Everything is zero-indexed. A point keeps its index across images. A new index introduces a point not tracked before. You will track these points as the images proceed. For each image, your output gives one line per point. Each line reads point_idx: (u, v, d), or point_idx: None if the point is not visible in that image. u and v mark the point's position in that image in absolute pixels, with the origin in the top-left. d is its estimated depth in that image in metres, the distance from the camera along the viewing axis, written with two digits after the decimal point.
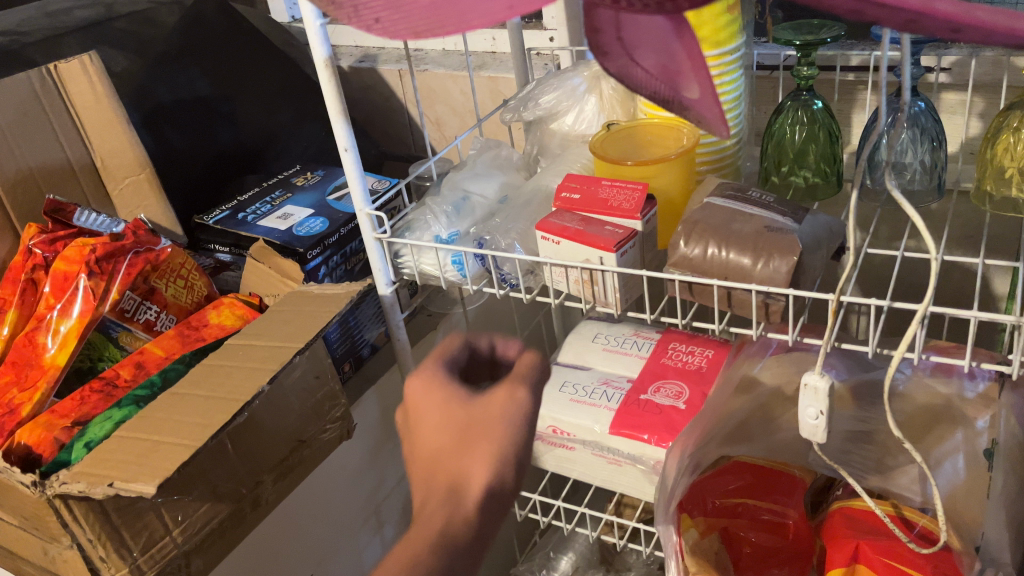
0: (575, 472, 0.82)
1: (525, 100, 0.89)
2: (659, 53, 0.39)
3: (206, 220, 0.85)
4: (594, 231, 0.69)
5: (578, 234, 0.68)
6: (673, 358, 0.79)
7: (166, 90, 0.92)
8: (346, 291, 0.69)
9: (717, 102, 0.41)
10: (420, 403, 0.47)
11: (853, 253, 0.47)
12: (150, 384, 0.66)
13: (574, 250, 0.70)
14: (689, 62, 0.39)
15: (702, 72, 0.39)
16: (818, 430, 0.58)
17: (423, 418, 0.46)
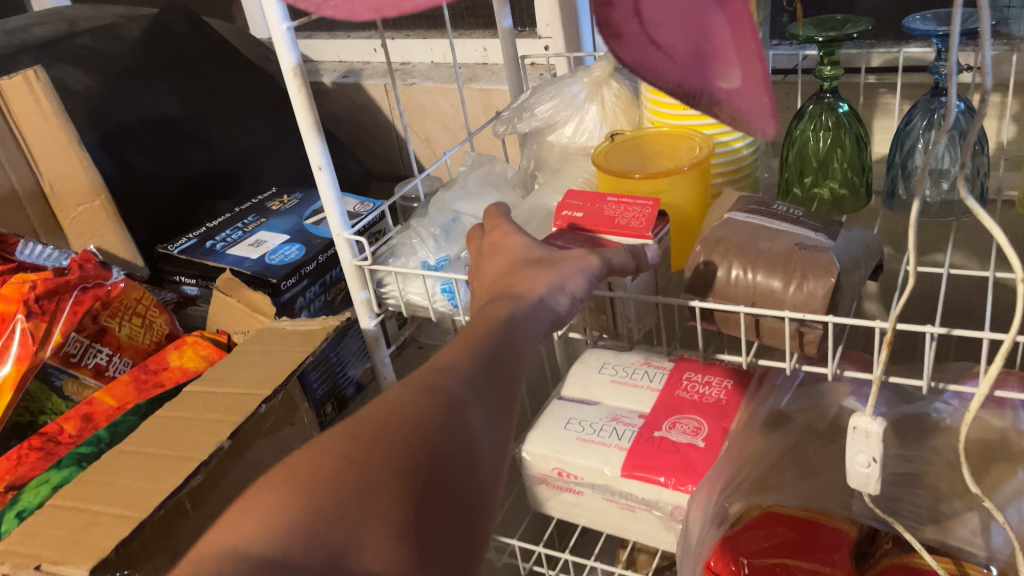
0: (585, 519, 0.72)
1: (520, 110, 0.81)
2: (689, 34, 0.32)
3: (171, 250, 0.77)
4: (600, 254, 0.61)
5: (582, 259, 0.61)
6: (688, 390, 0.69)
7: (131, 110, 0.83)
8: (320, 326, 0.61)
9: (767, 94, 0.32)
10: (499, 242, 0.56)
11: (912, 270, 0.42)
12: (95, 440, 0.58)
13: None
14: (728, 43, 0.32)
15: (746, 58, 0.32)
16: (870, 481, 0.51)
17: (494, 261, 0.55)
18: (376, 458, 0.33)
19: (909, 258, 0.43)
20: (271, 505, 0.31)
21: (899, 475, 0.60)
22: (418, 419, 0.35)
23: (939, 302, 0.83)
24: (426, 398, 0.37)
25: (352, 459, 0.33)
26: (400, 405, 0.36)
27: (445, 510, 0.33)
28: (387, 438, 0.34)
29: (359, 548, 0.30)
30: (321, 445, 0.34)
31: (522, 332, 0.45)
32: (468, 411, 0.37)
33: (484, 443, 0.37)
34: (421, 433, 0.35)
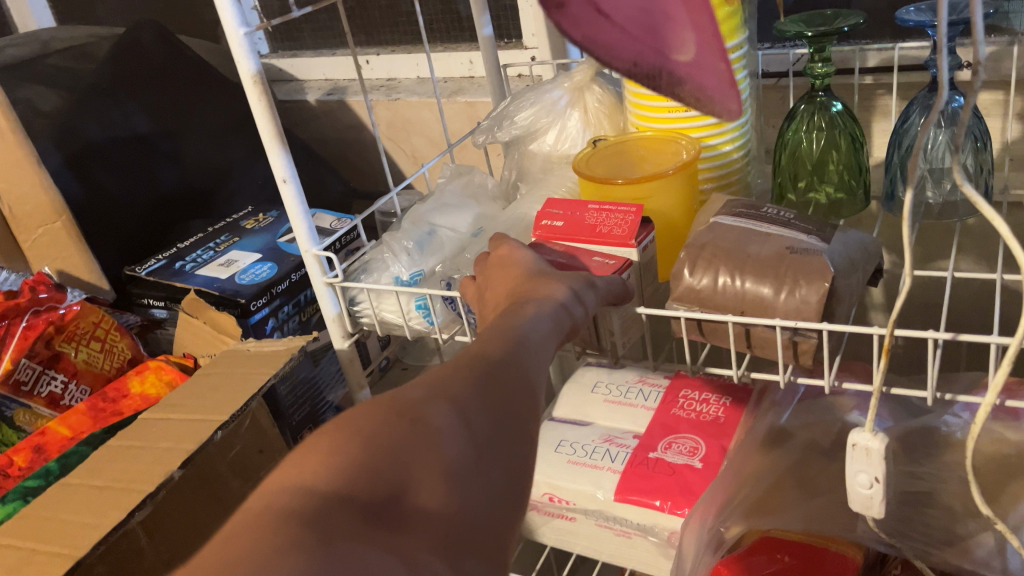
0: (579, 547, 0.69)
1: (500, 118, 0.78)
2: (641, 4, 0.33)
3: (138, 271, 0.74)
4: (580, 263, 0.57)
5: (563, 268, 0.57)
6: (686, 408, 0.65)
7: (97, 127, 0.81)
8: (285, 347, 0.58)
9: (720, 63, 0.35)
10: (504, 254, 0.54)
11: (912, 268, 0.38)
12: (44, 473, 0.54)
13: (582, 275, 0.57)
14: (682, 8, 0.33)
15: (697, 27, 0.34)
16: (873, 503, 0.46)
17: (499, 276, 0.52)
18: (425, 411, 0.31)
19: (907, 259, 0.39)
20: (326, 449, 0.29)
21: (908, 494, 0.56)
22: (462, 383, 0.33)
23: (946, 309, 0.79)
24: (463, 368, 0.35)
25: (404, 411, 0.31)
26: (442, 377, 0.34)
27: (492, 466, 0.31)
28: (439, 393, 0.32)
29: (413, 489, 0.29)
30: (366, 404, 0.32)
31: (542, 321, 0.43)
32: (510, 379, 0.35)
33: (528, 410, 0.35)
34: (470, 395, 0.33)
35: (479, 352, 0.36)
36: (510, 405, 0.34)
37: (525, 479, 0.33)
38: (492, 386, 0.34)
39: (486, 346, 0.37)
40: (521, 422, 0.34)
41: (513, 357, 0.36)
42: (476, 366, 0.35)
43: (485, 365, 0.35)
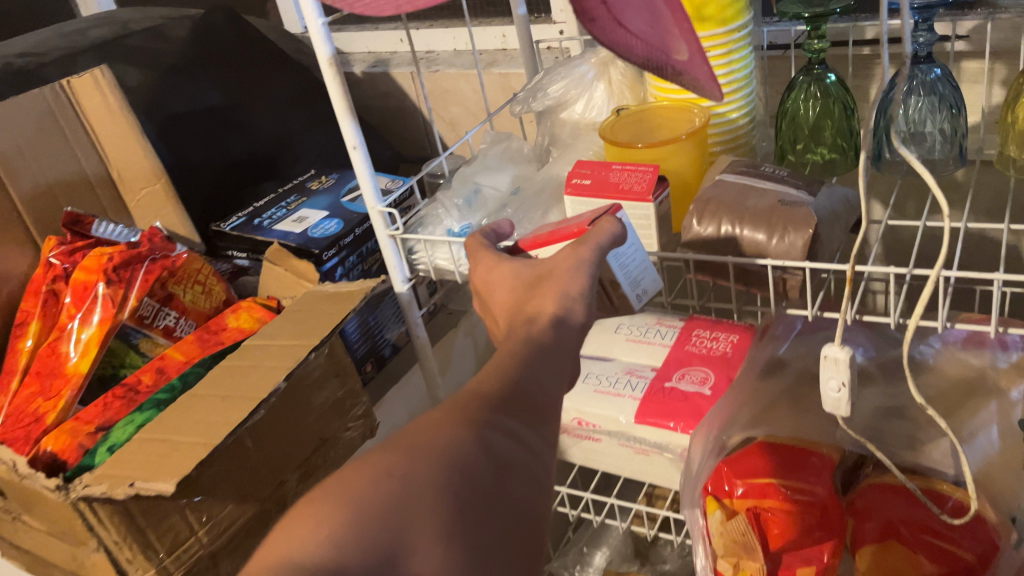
0: (604, 464, 0.81)
1: (534, 91, 0.88)
2: (642, 14, 0.42)
3: (223, 227, 0.86)
4: (567, 225, 0.62)
5: (550, 235, 0.62)
6: (698, 345, 0.76)
7: (179, 100, 0.92)
8: (360, 288, 0.70)
9: (702, 63, 0.46)
10: (494, 277, 0.52)
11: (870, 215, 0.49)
12: (171, 388, 0.67)
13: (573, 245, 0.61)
14: (671, 17, 0.44)
15: (683, 34, 0.45)
16: (841, 403, 0.56)
17: (499, 291, 0.51)
18: (426, 470, 0.31)
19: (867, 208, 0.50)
20: (321, 516, 0.29)
21: (882, 408, 0.66)
22: (460, 431, 0.33)
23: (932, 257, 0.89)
24: (462, 408, 0.35)
25: (392, 473, 0.31)
26: (441, 415, 0.34)
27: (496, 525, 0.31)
28: (428, 447, 0.32)
29: (410, 549, 0.29)
30: (364, 459, 0.32)
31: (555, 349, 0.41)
32: (502, 417, 0.35)
33: (542, 436, 0.36)
34: (462, 443, 0.33)
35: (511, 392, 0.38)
36: (514, 442, 0.34)
37: (534, 513, 0.33)
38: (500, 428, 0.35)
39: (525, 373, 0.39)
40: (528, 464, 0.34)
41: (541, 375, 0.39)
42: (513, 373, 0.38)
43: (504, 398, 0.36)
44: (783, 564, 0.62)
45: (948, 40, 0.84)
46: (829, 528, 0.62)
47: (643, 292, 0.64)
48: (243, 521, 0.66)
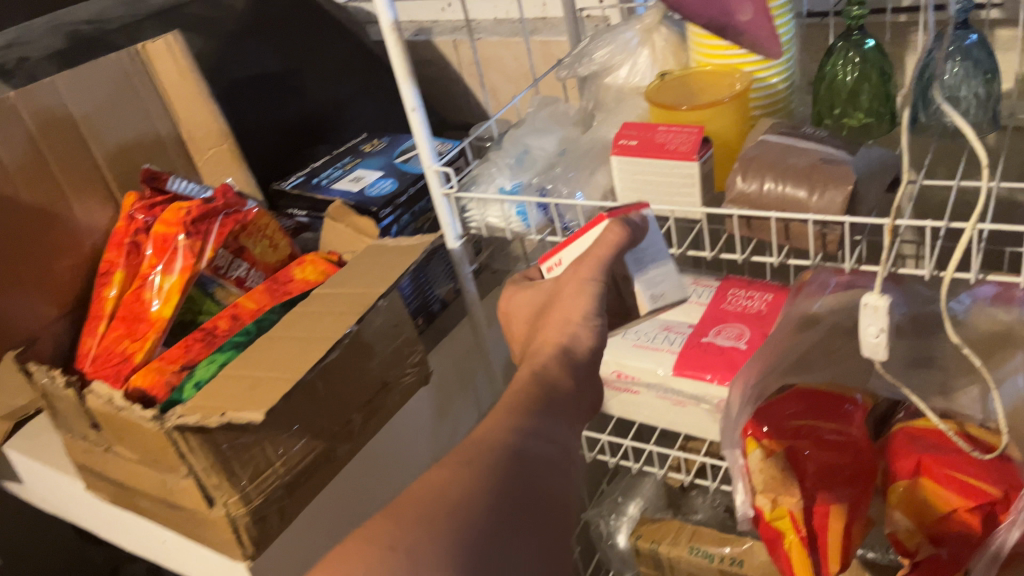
0: (640, 414, 0.87)
1: (580, 56, 0.92)
2: None
3: (284, 186, 0.91)
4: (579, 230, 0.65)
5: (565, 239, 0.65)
6: (733, 303, 0.82)
7: (239, 67, 0.97)
8: (420, 242, 0.75)
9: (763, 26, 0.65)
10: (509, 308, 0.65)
11: (907, 178, 0.56)
12: (247, 332, 0.71)
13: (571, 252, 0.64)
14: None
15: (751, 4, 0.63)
16: (879, 347, 0.60)
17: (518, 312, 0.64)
18: (445, 527, 0.40)
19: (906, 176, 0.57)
20: None
21: (913, 358, 0.71)
22: (457, 492, 0.42)
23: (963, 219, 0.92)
24: (463, 467, 0.44)
25: (394, 548, 0.38)
26: (439, 481, 0.43)
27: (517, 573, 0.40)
28: (427, 514, 0.40)
29: None
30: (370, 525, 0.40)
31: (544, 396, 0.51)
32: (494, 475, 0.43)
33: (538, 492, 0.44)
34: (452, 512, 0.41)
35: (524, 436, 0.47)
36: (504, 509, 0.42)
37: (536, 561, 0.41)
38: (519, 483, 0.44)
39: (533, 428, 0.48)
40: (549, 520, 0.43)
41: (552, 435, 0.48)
42: (524, 422, 0.48)
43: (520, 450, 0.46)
44: (818, 499, 0.66)
45: (984, 7, 0.86)
46: (863, 466, 0.67)
47: (665, 295, 0.64)
48: (314, 455, 0.72)
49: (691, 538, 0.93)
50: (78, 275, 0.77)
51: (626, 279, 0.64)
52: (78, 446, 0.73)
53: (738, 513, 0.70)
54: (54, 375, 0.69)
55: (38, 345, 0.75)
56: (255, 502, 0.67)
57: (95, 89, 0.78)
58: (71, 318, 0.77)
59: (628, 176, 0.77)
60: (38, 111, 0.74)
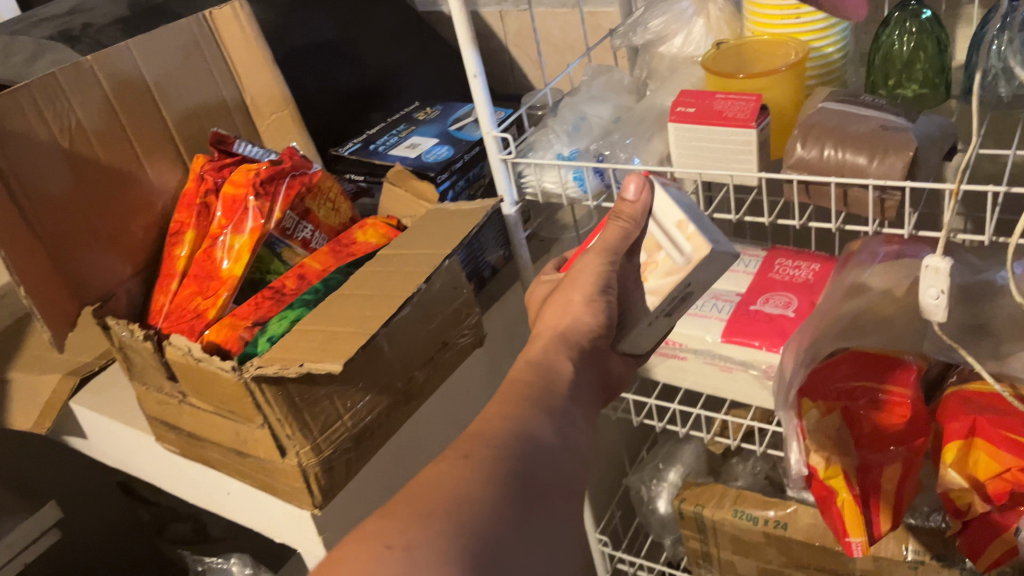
0: (686, 379, 0.86)
1: (634, 26, 0.93)
2: None
3: (342, 151, 0.93)
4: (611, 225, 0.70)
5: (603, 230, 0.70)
6: (781, 272, 0.84)
7: (298, 35, 0.99)
8: (481, 206, 0.77)
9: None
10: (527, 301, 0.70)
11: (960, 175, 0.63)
12: (315, 290, 0.74)
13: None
14: None
15: None
16: (939, 310, 0.62)
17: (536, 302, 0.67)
18: (445, 520, 0.41)
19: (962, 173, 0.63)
20: None
21: (967, 324, 0.71)
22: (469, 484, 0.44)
23: None
24: (467, 463, 0.46)
25: (391, 547, 0.39)
26: (450, 475, 0.45)
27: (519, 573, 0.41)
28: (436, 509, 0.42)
29: None
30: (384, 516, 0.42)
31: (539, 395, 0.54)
32: (495, 476, 0.45)
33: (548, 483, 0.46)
34: (458, 512, 0.42)
35: (530, 440, 0.49)
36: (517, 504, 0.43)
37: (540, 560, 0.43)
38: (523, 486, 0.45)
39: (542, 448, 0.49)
40: (557, 541, 0.44)
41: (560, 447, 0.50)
42: (532, 416, 0.51)
43: (523, 459, 0.47)
44: (872, 460, 0.69)
45: None
46: (916, 429, 0.68)
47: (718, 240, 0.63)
48: (377, 411, 0.74)
49: (735, 501, 0.95)
50: (150, 235, 0.80)
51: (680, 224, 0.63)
52: (153, 398, 0.76)
53: (791, 472, 0.72)
54: (133, 329, 0.71)
55: (114, 301, 0.78)
56: (325, 453, 0.70)
57: (167, 55, 0.80)
58: (143, 276, 0.80)
59: (684, 142, 0.77)
60: (113, 75, 0.76)
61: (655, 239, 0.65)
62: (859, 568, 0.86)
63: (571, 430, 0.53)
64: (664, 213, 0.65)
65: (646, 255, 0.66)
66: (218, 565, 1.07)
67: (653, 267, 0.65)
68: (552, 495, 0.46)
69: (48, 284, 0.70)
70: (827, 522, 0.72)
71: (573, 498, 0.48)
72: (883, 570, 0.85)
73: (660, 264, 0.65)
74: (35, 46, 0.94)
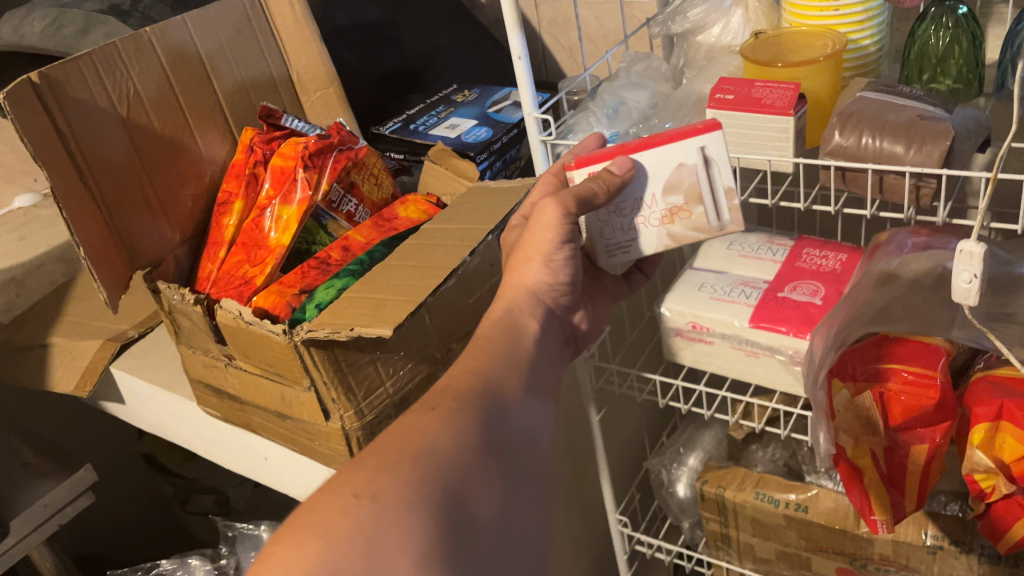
0: (712, 366, 0.87)
1: (673, 14, 0.96)
2: None
3: (383, 130, 0.97)
4: (668, 139, 0.66)
5: (655, 140, 0.66)
6: (808, 261, 0.86)
7: (343, 14, 1.05)
8: (522, 184, 0.79)
9: None
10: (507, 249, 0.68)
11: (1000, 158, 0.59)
12: (360, 261, 0.76)
13: (661, 159, 0.66)
14: None
15: None
16: (971, 294, 0.62)
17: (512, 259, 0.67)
18: (408, 473, 0.45)
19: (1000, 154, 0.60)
20: (308, 538, 0.42)
21: (994, 313, 0.72)
22: (446, 444, 0.48)
23: None
24: (427, 413, 0.50)
25: (358, 499, 0.44)
26: (424, 434, 0.48)
27: (479, 531, 0.46)
28: (417, 460, 0.46)
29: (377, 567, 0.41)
30: (355, 466, 0.46)
31: (504, 375, 0.57)
32: (467, 435, 0.50)
33: (511, 456, 0.51)
34: (426, 471, 0.46)
35: (512, 408, 0.54)
36: (470, 471, 0.48)
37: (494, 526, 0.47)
38: (496, 440, 0.51)
39: (514, 410, 0.54)
40: (515, 510, 0.49)
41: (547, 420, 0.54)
42: (504, 392, 0.55)
43: (497, 435, 0.51)
44: (899, 441, 0.70)
45: None
46: (943, 414, 0.69)
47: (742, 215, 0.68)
48: (416, 380, 0.76)
49: (757, 484, 0.97)
50: (198, 204, 0.83)
51: (728, 190, 0.66)
52: (199, 361, 0.79)
53: (819, 450, 0.74)
54: (183, 293, 0.74)
55: (163, 267, 0.80)
56: (367, 418, 0.72)
57: (221, 28, 0.83)
58: (191, 245, 0.83)
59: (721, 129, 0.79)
60: (169, 46, 0.79)
61: (699, 194, 0.66)
62: (878, 552, 0.87)
63: (544, 409, 0.57)
64: (721, 179, 0.66)
65: (682, 201, 0.67)
66: (249, 533, 1.10)
67: (684, 214, 0.67)
68: (521, 459, 0.52)
69: (104, 247, 0.72)
70: (852, 500, 0.75)
71: (535, 479, 0.52)
72: (902, 555, 0.86)
73: (692, 217, 0.67)
74: (86, 18, 0.96)
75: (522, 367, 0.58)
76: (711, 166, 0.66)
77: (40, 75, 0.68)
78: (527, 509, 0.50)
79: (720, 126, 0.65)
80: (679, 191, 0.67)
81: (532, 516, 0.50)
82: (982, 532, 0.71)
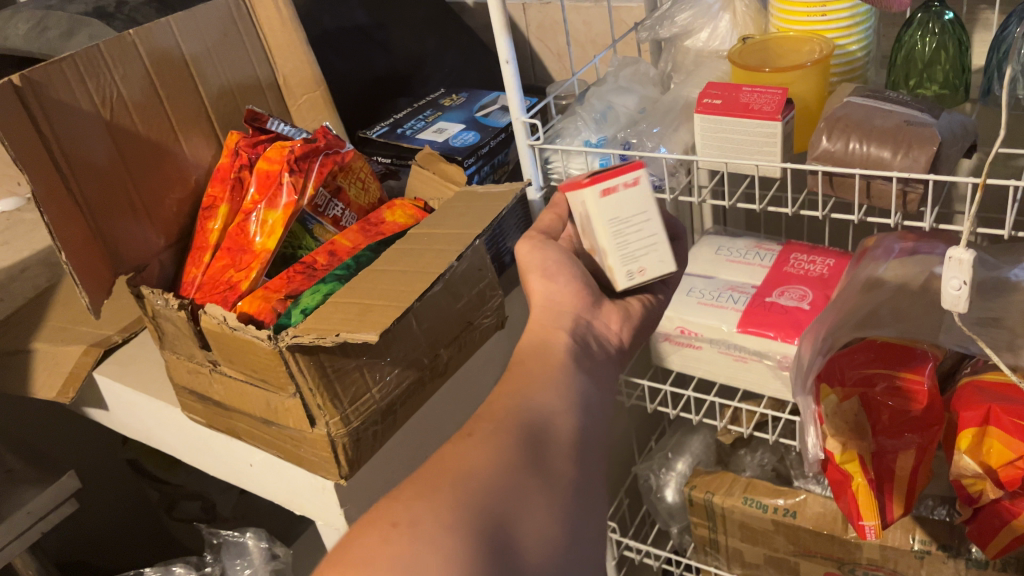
0: (700, 371, 0.86)
1: (661, 19, 0.95)
2: None
3: (370, 134, 0.96)
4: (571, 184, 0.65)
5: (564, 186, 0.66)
6: (796, 266, 0.86)
7: (330, 18, 1.04)
8: (510, 188, 0.78)
9: None
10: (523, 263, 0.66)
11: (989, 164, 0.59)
12: (347, 266, 0.75)
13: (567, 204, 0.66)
14: None
15: None
16: (960, 301, 0.62)
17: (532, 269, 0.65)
18: (453, 496, 0.45)
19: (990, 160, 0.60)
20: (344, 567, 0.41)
21: (979, 317, 0.72)
22: (466, 462, 0.48)
23: None
24: (473, 438, 0.50)
25: (396, 524, 0.43)
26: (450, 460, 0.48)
27: (524, 549, 0.45)
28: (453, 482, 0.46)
29: None
30: (404, 492, 0.46)
31: (509, 387, 0.56)
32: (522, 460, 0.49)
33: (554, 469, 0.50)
34: (455, 491, 0.45)
35: (553, 423, 0.53)
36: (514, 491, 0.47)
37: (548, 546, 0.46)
38: (535, 456, 0.50)
39: (548, 422, 0.53)
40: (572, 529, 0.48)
41: (576, 434, 0.54)
42: (507, 404, 0.54)
43: (528, 444, 0.50)
44: (887, 447, 0.70)
45: None
46: (930, 420, 0.69)
47: (641, 271, 0.63)
48: (403, 386, 0.76)
49: (745, 489, 0.97)
50: (183, 208, 0.82)
51: (609, 246, 0.63)
52: (183, 367, 0.78)
53: (808, 456, 0.73)
54: (167, 298, 0.73)
55: (147, 272, 0.79)
56: (354, 424, 0.72)
57: (206, 31, 0.83)
58: (175, 249, 0.82)
59: (708, 134, 0.79)
60: (154, 49, 0.78)
61: (593, 245, 0.64)
62: (866, 556, 0.87)
63: None
64: (597, 240, 0.63)
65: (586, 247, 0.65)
66: (234, 539, 1.09)
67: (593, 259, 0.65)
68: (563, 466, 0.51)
69: (88, 252, 0.72)
70: (840, 506, 0.74)
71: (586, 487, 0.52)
72: (890, 560, 0.86)
73: (598, 264, 0.65)
74: (70, 21, 0.95)
75: (519, 376, 0.58)
76: (589, 221, 0.63)
77: (23, 79, 0.67)
78: (578, 525, 0.49)
79: (582, 184, 0.62)
80: (582, 237, 0.65)
81: (585, 534, 0.49)
82: (970, 537, 0.71)
